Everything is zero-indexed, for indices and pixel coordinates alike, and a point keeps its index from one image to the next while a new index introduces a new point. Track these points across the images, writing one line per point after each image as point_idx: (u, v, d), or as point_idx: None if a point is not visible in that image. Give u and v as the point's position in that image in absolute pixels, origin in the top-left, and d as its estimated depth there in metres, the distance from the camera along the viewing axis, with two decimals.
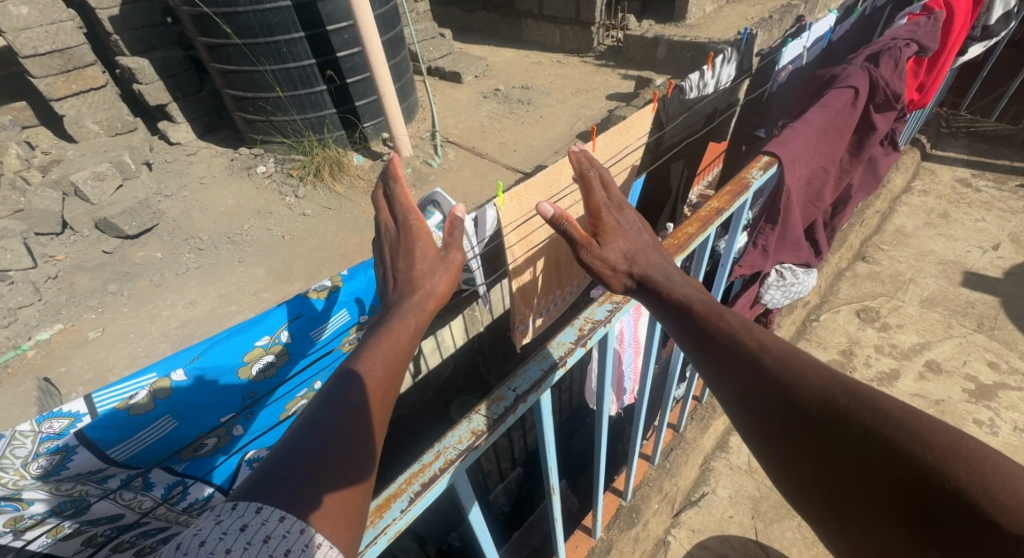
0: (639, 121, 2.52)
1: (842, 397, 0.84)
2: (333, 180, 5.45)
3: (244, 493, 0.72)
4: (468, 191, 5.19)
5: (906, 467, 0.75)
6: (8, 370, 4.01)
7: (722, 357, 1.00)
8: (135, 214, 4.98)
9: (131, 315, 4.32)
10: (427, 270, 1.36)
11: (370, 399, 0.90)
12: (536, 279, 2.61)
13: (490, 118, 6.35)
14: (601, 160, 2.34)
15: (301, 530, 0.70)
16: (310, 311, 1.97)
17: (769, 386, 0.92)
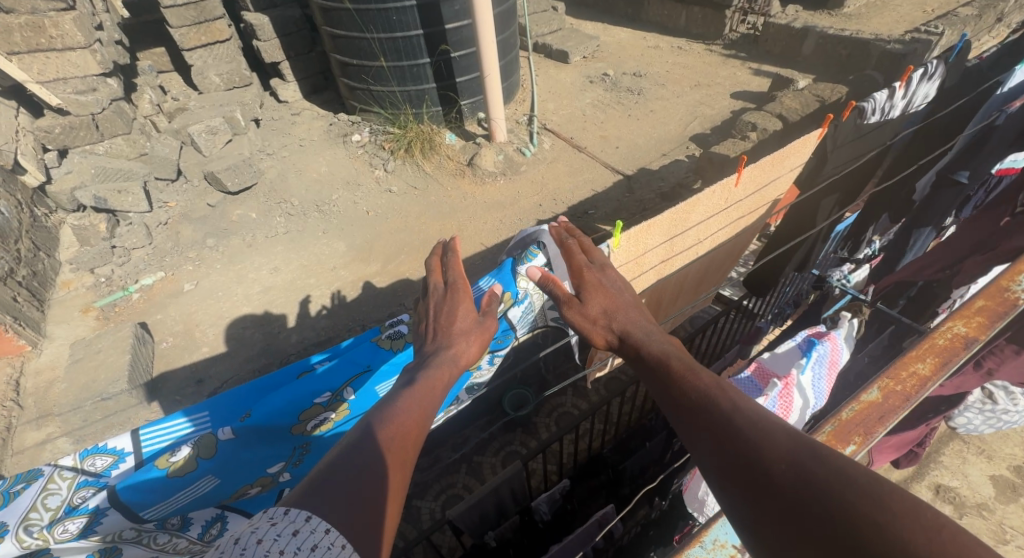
0: (797, 150, 2.28)
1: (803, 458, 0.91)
2: (423, 158, 5.34)
3: (294, 502, 0.95)
4: (559, 187, 4.86)
5: (821, 495, 0.85)
6: (117, 310, 4.19)
7: (692, 405, 1.12)
8: (238, 171, 5.11)
9: (222, 273, 4.48)
10: (463, 329, 1.59)
11: (405, 436, 1.17)
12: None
13: (594, 107, 5.89)
14: (741, 193, 2.17)
15: (342, 545, 0.92)
16: (375, 365, 1.94)
17: (722, 427, 1.03)
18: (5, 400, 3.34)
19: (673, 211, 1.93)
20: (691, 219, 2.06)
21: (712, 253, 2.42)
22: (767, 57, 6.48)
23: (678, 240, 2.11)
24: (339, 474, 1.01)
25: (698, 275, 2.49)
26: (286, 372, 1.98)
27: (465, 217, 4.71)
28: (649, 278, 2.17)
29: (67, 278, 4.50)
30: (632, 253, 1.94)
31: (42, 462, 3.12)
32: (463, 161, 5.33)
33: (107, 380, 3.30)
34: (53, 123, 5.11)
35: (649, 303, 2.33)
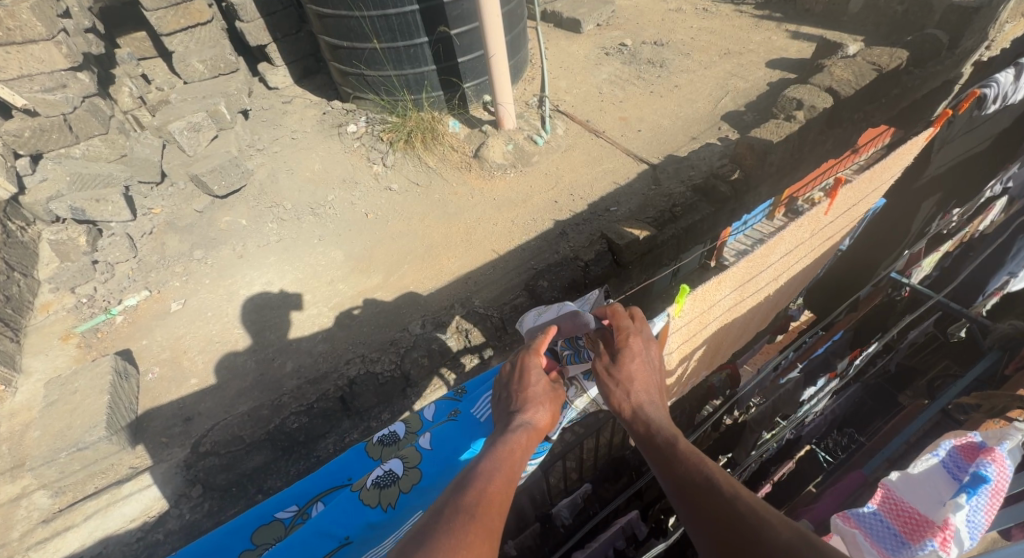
0: (901, 158, 1.77)
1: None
2: (425, 150, 4.86)
3: None
4: (576, 179, 4.35)
5: None
6: (100, 336, 3.79)
7: (702, 505, 1.03)
8: (223, 172, 4.68)
9: (211, 289, 4.08)
10: (540, 396, 1.31)
11: (488, 500, 1.02)
12: (685, 371, 1.89)
13: (612, 83, 5.30)
14: (831, 217, 1.71)
15: None
16: (358, 531, 1.36)
17: (735, 535, 0.97)
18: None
19: (750, 256, 1.48)
20: (770, 258, 1.60)
21: (784, 286, 1.97)
22: (802, 21, 5.84)
23: (750, 285, 1.65)
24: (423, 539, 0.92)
25: (768, 309, 2.05)
26: (236, 529, 1.45)
27: (473, 217, 4.27)
28: (711, 329, 1.71)
29: (46, 299, 4.10)
30: (696, 312, 1.50)
31: (18, 524, 2.81)
32: (469, 152, 4.85)
33: (83, 427, 2.92)
34: (22, 126, 4.61)
35: (707, 350, 1.89)
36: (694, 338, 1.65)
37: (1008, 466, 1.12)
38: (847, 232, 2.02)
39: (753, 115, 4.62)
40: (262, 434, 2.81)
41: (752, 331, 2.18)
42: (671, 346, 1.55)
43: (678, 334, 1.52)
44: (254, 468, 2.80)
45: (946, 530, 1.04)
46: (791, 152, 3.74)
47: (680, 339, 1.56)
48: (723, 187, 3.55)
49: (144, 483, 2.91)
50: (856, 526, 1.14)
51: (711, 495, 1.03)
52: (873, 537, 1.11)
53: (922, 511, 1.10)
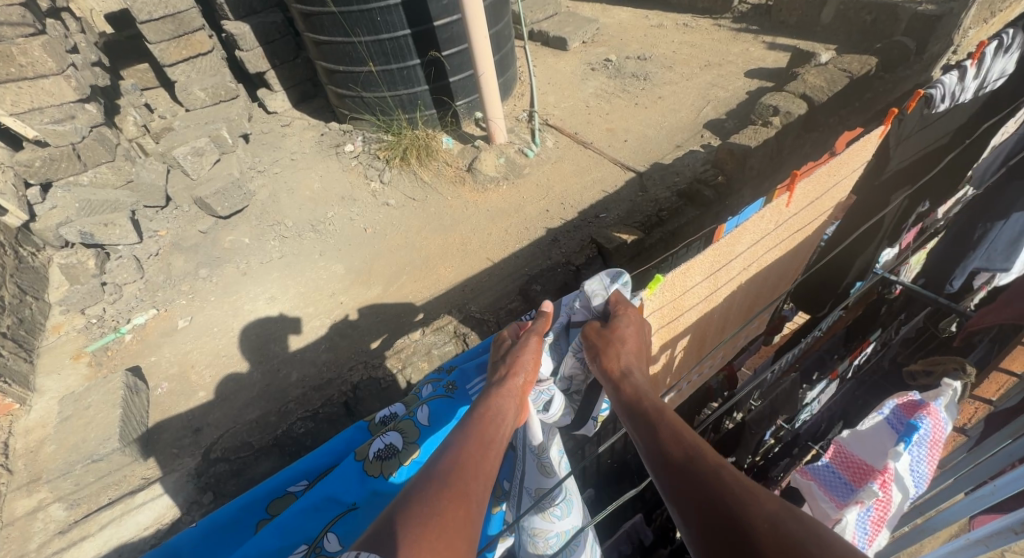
0: (858, 154, 1.92)
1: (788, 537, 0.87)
2: (420, 166, 5.05)
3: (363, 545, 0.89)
4: (566, 189, 4.51)
5: None
6: (110, 354, 3.90)
7: (685, 473, 1.03)
8: (226, 195, 4.86)
9: (217, 306, 4.21)
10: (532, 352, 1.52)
11: (467, 484, 1.06)
12: (671, 360, 2.01)
13: (598, 97, 5.50)
14: (793, 210, 1.85)
15: None
16: (361, 498, 1.50)
17: (715, 497, 0.97)
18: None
19: (715, 246, 1.62)
20: (737, 249, 1.75)
21: (759, 279, 2.10)
22: (778, 32, 6.10)
23: (721, 273, 1.79)
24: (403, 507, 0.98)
25: (747, 300, 2.18)
26: (248, 503, 1.59)
27: (469, 228, 4.43)
28: (689, 317, 1.84)
29: (57, 321, 4.22)
30: (670, 298, 1.65)
31: (35, 535, 2.91)
32: (462, 167, 5.02)
33: (98, 439, 3.03)
34: (33, 156, 4.79)
35: (691, 340, 2.01)
36: (672, 325, 1.79)
37: (942, 419, 1.25)
38: (817, 226, 2.16)
39: (734, 122, 4.81)
40: (269, 439, 2.84)
41: (732, 323, 2.28)
42: (649, 330, 1.68)
43: (652, 319, 1.65)
44: (264, 474, 2.77)
45: (886, 473, 1.16)
46: (770, 156, 3.90)
47: (657, 324, 1.70)
48: (707, 191, 3.69)
49: (156, 492, 3.00)
50: (812, 479, 1.26)
51: (693, 463, 1.04)
52: (827, 486, 1.23)
53: (868, 462, 1.23)
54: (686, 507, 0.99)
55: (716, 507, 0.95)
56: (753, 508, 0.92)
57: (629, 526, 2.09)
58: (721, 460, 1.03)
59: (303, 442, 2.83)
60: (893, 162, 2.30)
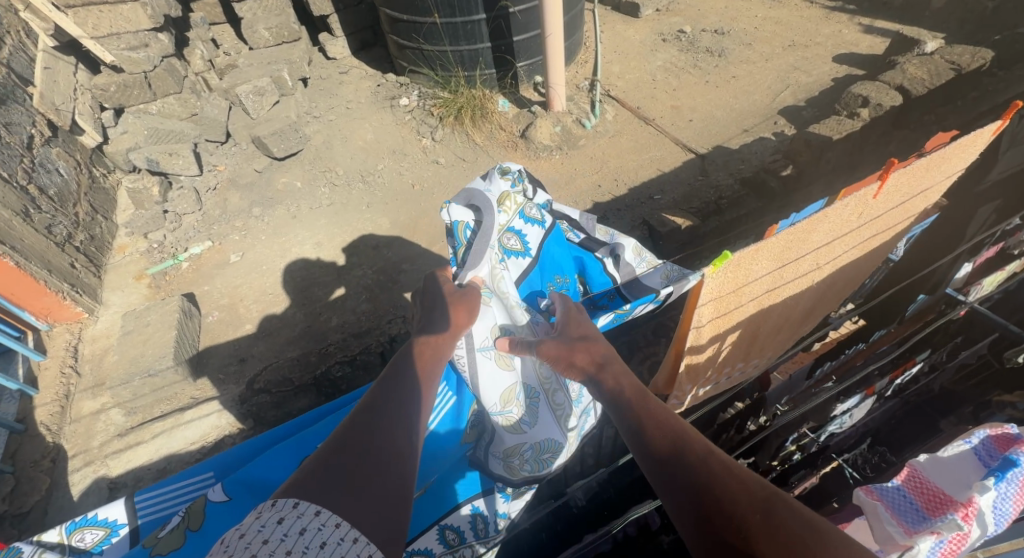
0: (963, 151, 1.75)
1: (780, 528, 0.93)
2: (473, 127, 5.00)
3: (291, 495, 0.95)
4: (622, 165, 4.35)
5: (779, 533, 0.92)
6: (169, 279, 4.11)
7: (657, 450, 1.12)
8: (283, 136, 4.94)
9: (267, 245, 4.35)
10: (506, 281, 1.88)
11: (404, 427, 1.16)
12: (717, 353, 1.91)
13: (666, 70, 5.24)
14: (880, 205, 1.71)
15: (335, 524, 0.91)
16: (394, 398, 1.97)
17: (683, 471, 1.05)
18: (63, 366, 2.92)
19: (790, 233, 1.52)
20: (812, 240, 1.63)
21: (829, 279, 1.99)
22: (878, 15, 5.62)
23: (790, 266, 1.69)
24: (339, 468, 1.01)
25: (809, 301, 2.06)
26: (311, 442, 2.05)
27: None
28: (746, 309, 1.74)
29: (123, 242, 4.40)
30: (730, 285, 1.55)
31: (95, 435, 2.74)
32: (516, 132, 4.94)
33: (154, 356, 2.88)
34: (109, 81, 4.93)
35: (740, 335, 1.91)
36: (725, 315, 1.69)
37: None
38: (908, 225, 2.04)
39: (812, 111, 4.52)
40: (309, 379, 2.84)
41: (791, 323, 2.15)
42: (702, 318, 1.59)
43: (709, 305, 1.55)
44: (298, 410, 2.83)
45: (969, 507, 1.09)
46: (850, 151, 3.64)
47: (712, 311, 1.60)
48: (773, 182, 3.48)
49: (205, 411, 2.85)
50: (878, 498, 1.21)
51: (681, 449, 1.09)
52: (893, 508, 1.18)
53: (947, 491, 1.16)
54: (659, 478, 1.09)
55: (698, 496, 1.01)
56: (745, 497, 0.98)
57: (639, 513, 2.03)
58: (709, 448, 1.09)
59: (339, 387, 2.81)
60: (998, 168, 2.21)
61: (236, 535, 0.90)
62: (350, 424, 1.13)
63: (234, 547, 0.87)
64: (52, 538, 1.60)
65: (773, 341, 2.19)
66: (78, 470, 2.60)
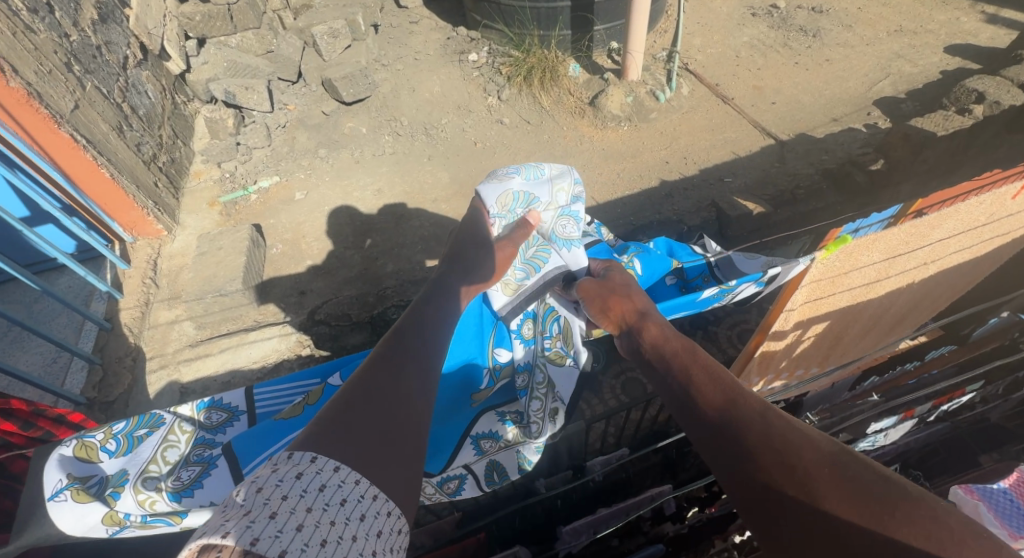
0: None
1: (850, 478, 0.94)
2: (541, 90, 4.91)
3: (297, 454, 0.91)
4: (692, 143, 4.21)
5: (846, 477, 0.94)
6: (238, 208, 4.29)
7: (711, 409, 1.14)
8: (354, 81, 4.99)
9: (330, 186, 4.46)
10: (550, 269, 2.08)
11: (412, 390, 1.15)
12: (795, 344, 1.85)
13: (751, 48, 4.97)
14: (1013, 207, 1.60)
15: (355, 481, 0.90)
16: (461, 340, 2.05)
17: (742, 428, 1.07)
18: (144, 276, 3.11)
19: (914, 225, 1.44)
20: (931, 235, 1.55)
21: (934, 281, 1.88)
22: (1005, 4, 5.24)
23: (900, 260, 1.61)
24: (359, 419, 1.01)
25: (906, 303, 1.94)
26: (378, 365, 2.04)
27: (578, 164, 4.26)
28: (840, 301, 1.68)
29: (198, 168, 4.60)
30: (836, 271, 1.49)
31: (170, 342, 2.93)
32: (585, 99, 4.83)
33: (226, 278, 3.06)
34: (195, 10, 5.09)
35: (825, 329, 1.84)
36: (818, 304, 1.63)
37: None
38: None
39: (913, 104, 4.23)
40: (366, 316, 2.93)
41: (875, 327, 2.04)
42: (795, 303, 1.53)
43: (807, 290, 1.49)
44: (354, 345, 2.95)
45: None
46: (951, 150, 3.39)
47: (805, 299, 1.54)
48: (860, 176, 3.33)
49: (266, 335, 3.00)
50: (980, 499, 1.14)
51: (734, 408, 1.12)
52: (997, 511, 1.12)
53: None
54: (713, 436, 1.10)
55: (758, 452, 1.03)
56: (806, 452, 1.00)
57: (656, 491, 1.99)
58: (762, 406, 1.11)
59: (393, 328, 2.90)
60: None
61: (252, 485, 0.84)
62: (367, 376, 1.14)
63: (249, 501, 0.81)
64: (184, 412, 1.74)
65: (852, 345, 2.10)
66: (155, 371, 2.80)
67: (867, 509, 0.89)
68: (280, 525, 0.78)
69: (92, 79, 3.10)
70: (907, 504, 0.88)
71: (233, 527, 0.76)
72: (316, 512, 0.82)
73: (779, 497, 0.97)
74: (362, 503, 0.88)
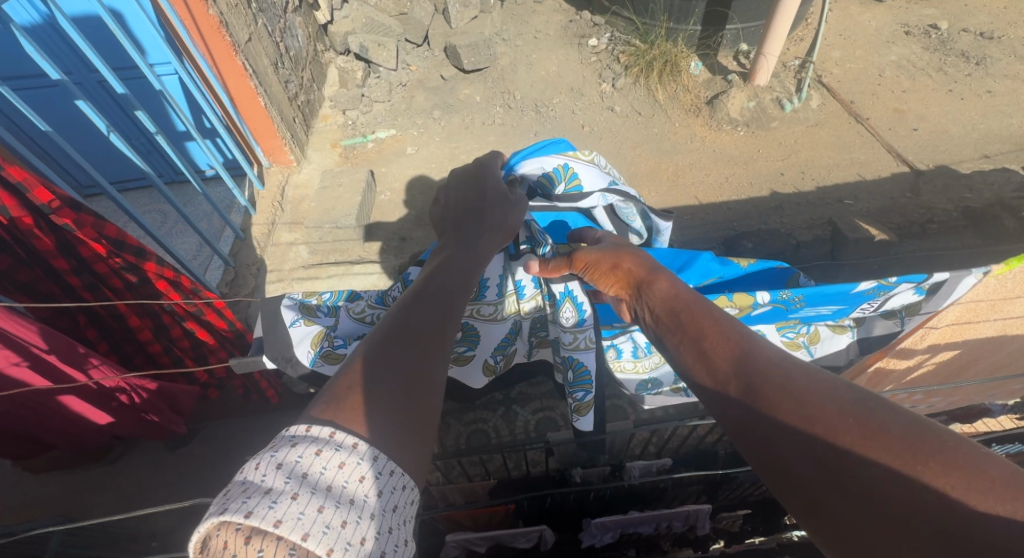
0: None
1: (890, 437, 0.85)
2: (659, 83, 4.83)
3: (306, 436, 0.86)
4: (813, 158, 4.01)
5: (881, 431, 0.86)
6: (356, 153, 4.61)
7: (727, 365, 1.06)
8: (476, 50, 5.15)
9: (439, 146, 4.68)
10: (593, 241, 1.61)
11: (425, 339, 1.05)
12: (918, 366, 1.97)
13: (898, 68, 4.61)
14: None
15: (373, 456, 0.87)
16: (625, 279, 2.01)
17: (763, 383, 0.99)
18: (275, 200, 3.46)
19: None
20: None
21: None
22: None
23: None
24: (371, 390, 0.93)
25: None
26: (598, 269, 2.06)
27: (685, 162, 4.16)
28: (985, 331, 1.81)
29: (325, 113, 4.96)
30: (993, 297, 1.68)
31: (287, 260, 3.24)
32: (702, 98, 4.72)
33: (344, 212, 3.34)
34: None
35: (954, 356, 1.95)
36: (961, 328, 1.79)
37: None
38: None
39: None
40: None
41: (989, 362, 2.04)
42: (941, 319, 1.72)
43: (957, 308, 1.69)
44: None
45: None
46: None
47: (952, 317, 1.73)
48: None
49: (368, 269, 3.24)
50: None
51: (749, 367, 1.03)
52: None
53: None
54: (734, 396, 1.03)
55: (783, 416, 0.95)
56: (830, 405, 0.91)
57: (692, 512, 2.06)
58: (775, 352, 1.03)
59: None
60: None
61: (298, 464, 0.82)
62: (382, 343, 1.01)
63: (295, 484, 0.79)
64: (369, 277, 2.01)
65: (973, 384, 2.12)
66: (272, 284, 3.11)
67: (910, 467, 0.81)
68: (328, 517, 0.78)
69: (263, 17, 3.44)
70: (957, 458, 0.80)
71: (284, 515, 0.75)
72: (332, 492, 0.80)
73: (803, 457, 0.91)
74: (378, 481, 0.85)
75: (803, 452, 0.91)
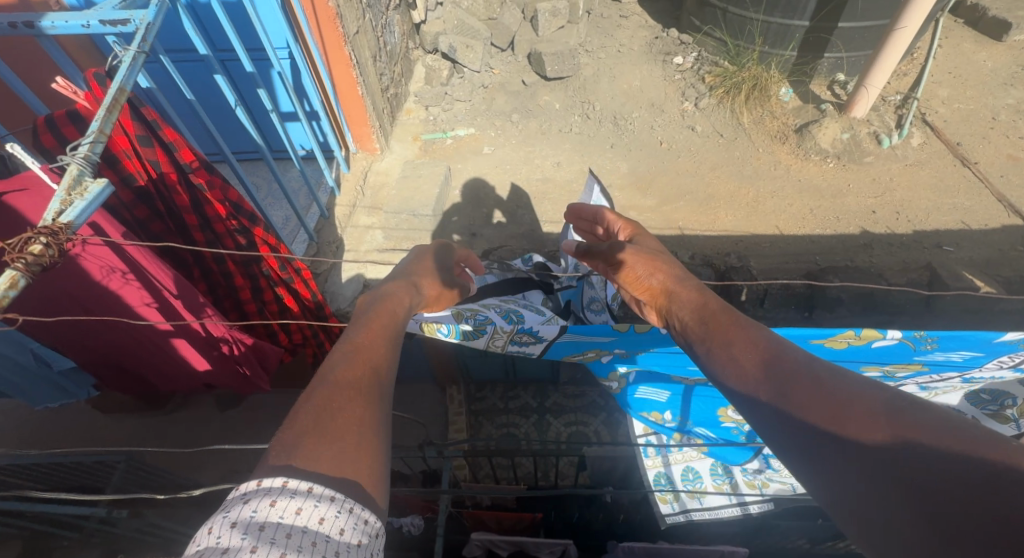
0: None
1: (921, 430, 0.80)
2: (744, 106, 4.70)
3: (254, 492, 0.74)
4: (909, 199, 3.79)
5: (919, 429, 0.80)
6: (434, 148, 4.75)
7: (756, 368, 1.00)
8: (561, 59, 5.19)
9: (514, 148, 4.76)
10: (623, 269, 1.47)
11: (375, 343, 1.05)
12: None
13: (1013, 112, 4.29)
14: None
15: (333, 498, 0.76)
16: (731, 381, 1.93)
17: (794, 385, 0.94)
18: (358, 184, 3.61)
19: None
20: None
21: None
22: None
23: None
24: (319, 429, 0.85)
25: None
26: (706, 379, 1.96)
27: (767, 189, 4.01)
28: None
29: (409, 107, 5.12)
30: None
31: (365, 242, 3.35)
32: (790, 126, 4.56)
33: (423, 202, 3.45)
34: None
35: None
36: None
37: None
38: None
39: None
40: None
41: None
42: None
43: None
44: None
45: None
46: None
47: None
48: None
49: None
50: None
51: (778, 366, 0.98)
52: None
53: None
54: (762, 399, 0.96)
55: (814, 415, 0.88)
56: (865, 404, 0.86)
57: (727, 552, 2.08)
58: (808, 357, 0.98)
59: None
60: None
61: (253, 520, 0.71)
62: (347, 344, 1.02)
63: (252, 540, 0.68)
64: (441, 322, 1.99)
65: None
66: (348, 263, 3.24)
67: (956, 468, 0.74)
68: None
69: (370, 12, 3.61)
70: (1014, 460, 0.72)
71: None
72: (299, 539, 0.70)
73: (840, 460, 0.84)
74: (346, 518, 0.75)
75: (831, 450, 0.85)
